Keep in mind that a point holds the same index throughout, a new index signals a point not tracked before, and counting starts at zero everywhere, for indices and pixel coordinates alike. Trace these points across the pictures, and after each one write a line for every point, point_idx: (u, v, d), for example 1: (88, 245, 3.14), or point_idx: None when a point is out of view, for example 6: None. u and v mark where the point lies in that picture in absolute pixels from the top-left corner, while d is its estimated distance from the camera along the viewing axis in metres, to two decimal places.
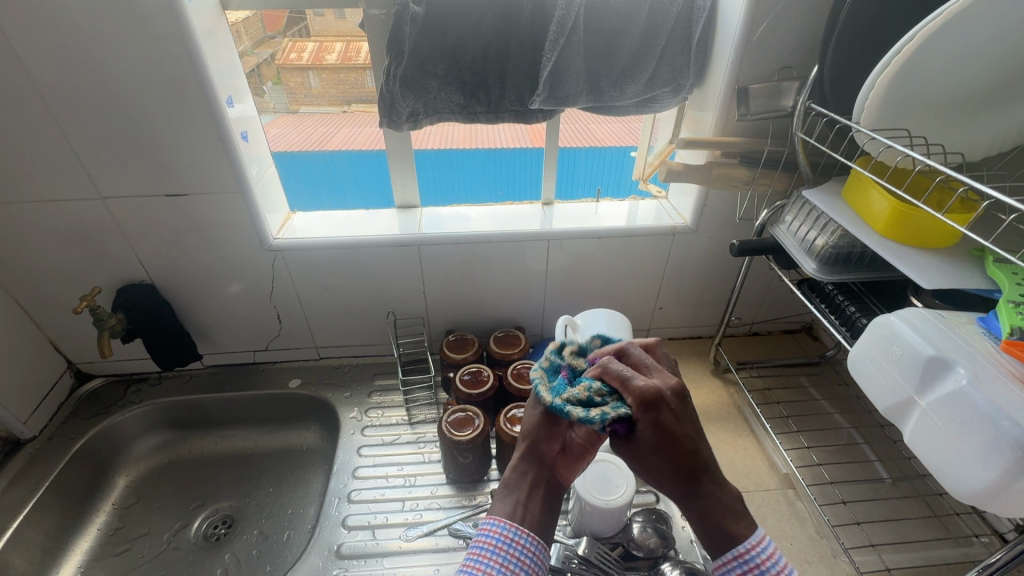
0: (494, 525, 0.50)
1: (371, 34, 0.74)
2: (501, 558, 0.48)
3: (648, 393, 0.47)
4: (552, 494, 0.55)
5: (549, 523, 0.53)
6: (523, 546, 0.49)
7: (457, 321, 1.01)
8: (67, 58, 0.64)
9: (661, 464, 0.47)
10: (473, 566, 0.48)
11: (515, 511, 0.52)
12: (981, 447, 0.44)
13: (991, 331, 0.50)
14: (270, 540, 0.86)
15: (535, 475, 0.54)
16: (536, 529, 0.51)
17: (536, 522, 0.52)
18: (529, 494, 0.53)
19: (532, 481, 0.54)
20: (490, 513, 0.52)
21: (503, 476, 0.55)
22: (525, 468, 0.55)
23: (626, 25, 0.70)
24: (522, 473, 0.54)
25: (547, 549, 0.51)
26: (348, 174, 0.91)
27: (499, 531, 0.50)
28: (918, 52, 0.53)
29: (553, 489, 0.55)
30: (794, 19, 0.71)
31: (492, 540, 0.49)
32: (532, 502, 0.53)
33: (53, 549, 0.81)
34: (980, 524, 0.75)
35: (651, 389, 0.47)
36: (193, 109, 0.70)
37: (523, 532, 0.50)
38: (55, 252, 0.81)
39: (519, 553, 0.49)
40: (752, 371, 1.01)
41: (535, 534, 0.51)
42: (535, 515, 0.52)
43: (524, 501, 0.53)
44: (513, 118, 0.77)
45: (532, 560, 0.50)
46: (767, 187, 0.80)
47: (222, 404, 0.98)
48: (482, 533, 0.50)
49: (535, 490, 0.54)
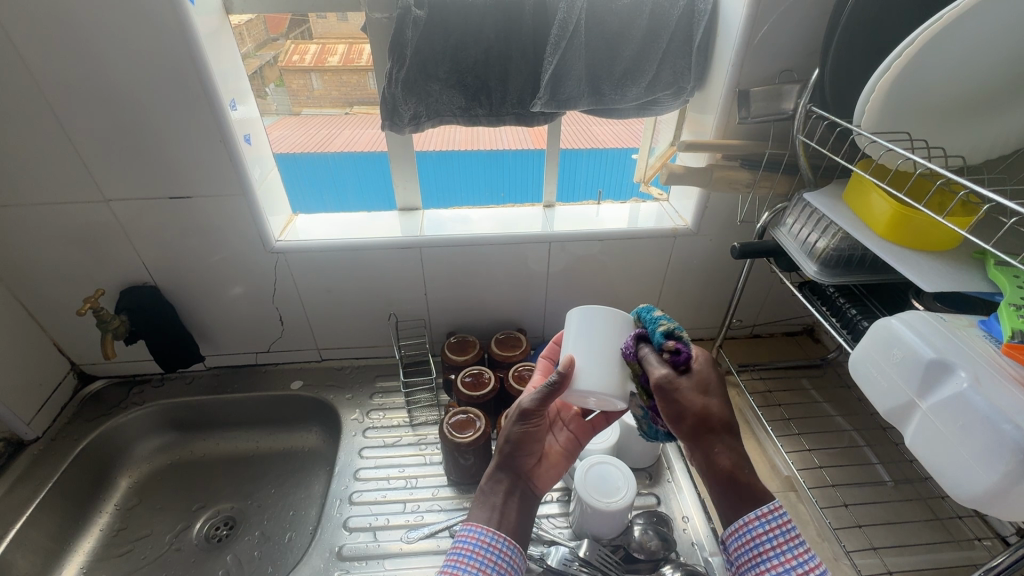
0: (470, 531, 0.52)
1: (374, 37, 0.75)
2: (478, 562, 0.50)
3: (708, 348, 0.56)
4: (528, 502, 0.58)
5: (524, 527, 0.56)
6: (500, 550, 0.52)
7: (459, 323, 1.01)
8: (73, 62, 0.65)
9: (695, 413, 0.51)
10: (453, 569, 0.49)
11: (492, 516, 0.54)
12: (983, 449, 0.44)
13: (993, 334, 0.49)
14: (272, 541, 0.86)
15: (510, 484, 0.58)
16: (513, 534, 0.54)
17: (513, 527, 0.54)
18: (506, 501, 0.56)
19: (508, 489, 0.57)
20: (466, 521, 0.54)
21: (479, 485, 0.58)
22: (501, 476, 0.58)
23: (627, 28, 0.71)
24: (497, 481, 0.58)
25: (522, 552, 0.53)
26: (350, 177, 0.92)
27: (476, 536, 0.52)
28: (917, 56, 0.53)
29: (528, 496, 0.58)
30: (794, 22, 0.71)
31: (469, 546, 0.51)
32: (509, 508, 0.56)
33: (57, 550, 0.81)
34: (982, 527, 0.75)
35: (710, 352, 0.56)
36: (197, 112, 0.71)
37: (499, 536, 0.52)
38: (59, 253, 0.82)
39: (496, 556, 0.51)
40: (753, 373, 1.01)
41: (512, 538, 0.53)
42: (512, 520, 0.55)
43: (501, 507, 0.55)
44: (514, 120, 0.77)
45: (508, 562, 0.52)
46: (768, 190, 0.80)
47: (225, 406, 0.99)
48: (459, 540, 0.52)
49: (511, 498, 0.57)
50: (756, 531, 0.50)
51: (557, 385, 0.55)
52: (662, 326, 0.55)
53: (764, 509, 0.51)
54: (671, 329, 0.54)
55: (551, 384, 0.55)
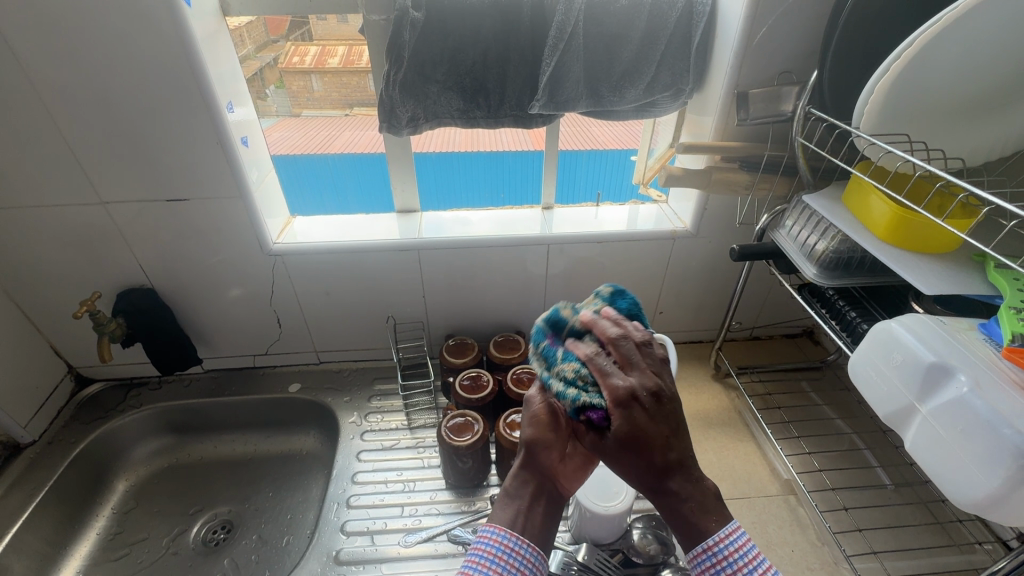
0: (492, 533, 0.49)
1: (372, 40, 0.75)
2: (500, 567, 0.47)
3: (621, 390, 0.45)
4: (553, 506, 0.54)
5: (550, 533, 0.52)
6: (523, 555, 0.48)
7: (457, 326, 1.01)
8: (69, 64, 0.65)
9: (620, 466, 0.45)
10: (471, 573, 0.47)
11: (516, 520, 0.50)
12: (983, 454, 0.44)
13: (993, 338, 0.49)
14: (269, 545, 0.85)
15: (536, 486, 0.53)
16: (537, 539, 0.50)
17: (538, 532, 0.51)
18: (531, 505, 0.52)
19: (534, 492, 0.53)
20: (489, 521, 0.51)
21: (504, 486, 0.54)
22: (526, 477, 0.54)
23: (626, 31, 0.70)
24: (524, 481, 0.53)
25: (546, 558, 0.50)
26: (349, 179, 0.92)
27: (498, 539, 0.49)
28: (917, 58, 0.53)
29: (555, 499, 0.54)
30: (794, 23, 0.71)
31: (491, 549, 0.48)
32: (533, 512, 0.52)
33: (53, 553, 0.81)
34: (984, 531, 0.74)
35: (629, 389, 0.45)
36: (194, 114, 0.71)
37: (523, 542, 0.49)
38: (56, 256, 0.82)
39: (518, 562, 0.48)
40: (752, 376, 1.01)
41: (536, 545, 0.50)
42: (537, 526, 0.51)
43: (526, 509, 0.52)
44: (512, 122, 0.77)
45: (532, 569, 0.49)
46: (767, 192, 0.80)
47: (222, 409, 0.99)
48: (480, 541, 0.49)
49: (537, 501, 0.52)
50: (715, 557, 0.44)
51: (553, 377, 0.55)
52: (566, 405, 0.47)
53: (720, 536, 0.44)
54: (572, 404, 0.46)
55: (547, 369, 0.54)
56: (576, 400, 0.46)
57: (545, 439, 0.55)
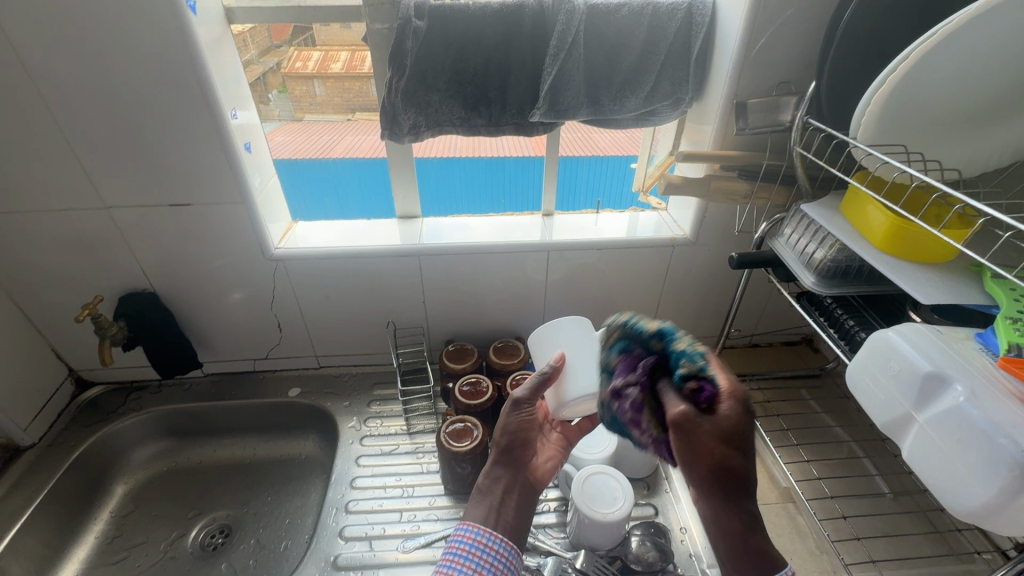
0: (467, 531, 0.54)
1: (374, 48, 0.75)
2: (474, 563, 0.52)
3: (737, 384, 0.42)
4: (526, 498, 0.59)
5: (522, 525, 0.57)
6: (496, 551, 0.53)
7: (456, 331, 1.01)
8: (73, 70, 0.66)
9: (699, 463, 0.40)
10: (448, 570, 0.51)
11: (489, 516, 0.56)
12: (979, 463, 0.44)
13: (988, 347, 0.50)
14: (267, 550, 0.85)
15: (509, 478, 0.59)
16: (510, 534, 0.55)
17: (511, 526, 0.56)
18: (503, 500, 0.58)
19: (507, 485, 0.59)
20: (463, 519, 0.56)
21: (476, 484, 0.60)
22: (499, 473, 0.59)
23: (626, 41, 0.72)
24: (496, 477, 0.59)
25: (520, 554, 0.55)
26: (350, 185, 0.92)
27: (472, 536, 0.53)
28: (912, 71, 0.53)
29: (526, 491, 0.60)
30: (793, 34, 0.71)
31: (465, 546, 0.53)
32: (506, 508, 0.57)
33: (51, 557, 0.81)
34: (982, 540, 0.74)
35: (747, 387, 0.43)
36: (199, 120, 0.71)
37: (496, 537, 0.54)
38: (58, 259, 0.82)
39: (493, 558, 0.53)
40: (752, 383, 1.01)
41: (509, 540, 0.55)
42: (509, 519, 0.56)
43: (499, 505, 0.57)
44: (514, 131, 0.77)
45: (505, 563, 0.53)
46: (765, 201, 0.81)
47: (223, 413, 0.99)
48: (456, 539, 0.54)
49: (509, 495, 0.58)
50: None
51: (545, 379, 0.59)
52: (685, 365, 0.45)
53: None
54: (696, 369, 0.43)
55: (545, 372, 0.60)
56: (703, 366, 0.43)
57: (524, 439, 0.61)
